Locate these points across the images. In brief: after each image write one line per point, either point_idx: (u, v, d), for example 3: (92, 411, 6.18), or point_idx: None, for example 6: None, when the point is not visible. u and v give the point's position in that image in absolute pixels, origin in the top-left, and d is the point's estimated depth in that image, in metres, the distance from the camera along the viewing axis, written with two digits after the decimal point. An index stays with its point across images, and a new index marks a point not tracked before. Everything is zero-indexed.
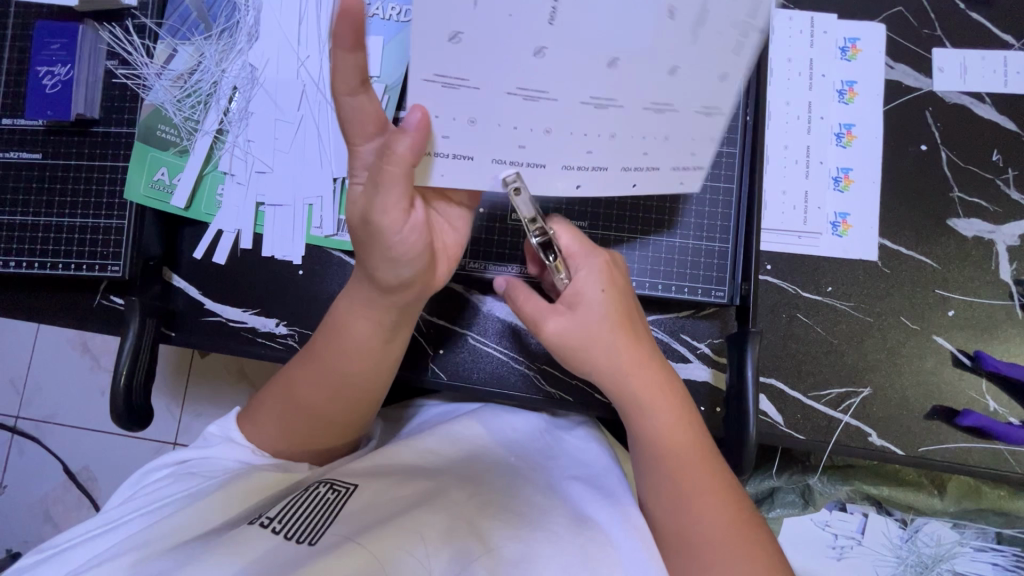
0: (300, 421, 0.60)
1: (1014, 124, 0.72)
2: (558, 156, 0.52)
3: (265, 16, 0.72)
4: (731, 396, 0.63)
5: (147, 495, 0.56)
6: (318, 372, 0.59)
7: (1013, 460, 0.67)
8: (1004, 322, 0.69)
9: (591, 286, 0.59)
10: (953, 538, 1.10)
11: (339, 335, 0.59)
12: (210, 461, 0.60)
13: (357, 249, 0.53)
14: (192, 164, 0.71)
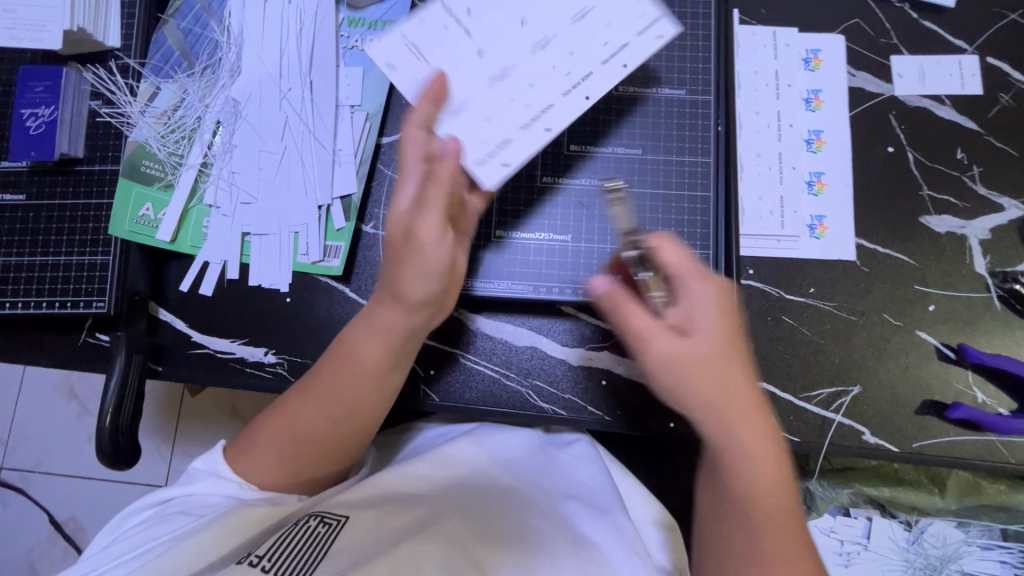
0: (303, 453, 0.60)
1: (974, 124, 0.74)
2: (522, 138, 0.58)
3: (247, 53, 0.74)
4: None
5: (137, 537, 0.56)
6: (319, 400, 0.59)
7: (1006, 451, 0.67)
8: (984, 313, 0.70)
9: (703, 321, 0.51)
10: (959, 538, 1.10)
11: (356, 361, 0.58)
12: (194, 500, 0.59)
13: (387, 267, 0.57)
14: (177, 198, 0.72)
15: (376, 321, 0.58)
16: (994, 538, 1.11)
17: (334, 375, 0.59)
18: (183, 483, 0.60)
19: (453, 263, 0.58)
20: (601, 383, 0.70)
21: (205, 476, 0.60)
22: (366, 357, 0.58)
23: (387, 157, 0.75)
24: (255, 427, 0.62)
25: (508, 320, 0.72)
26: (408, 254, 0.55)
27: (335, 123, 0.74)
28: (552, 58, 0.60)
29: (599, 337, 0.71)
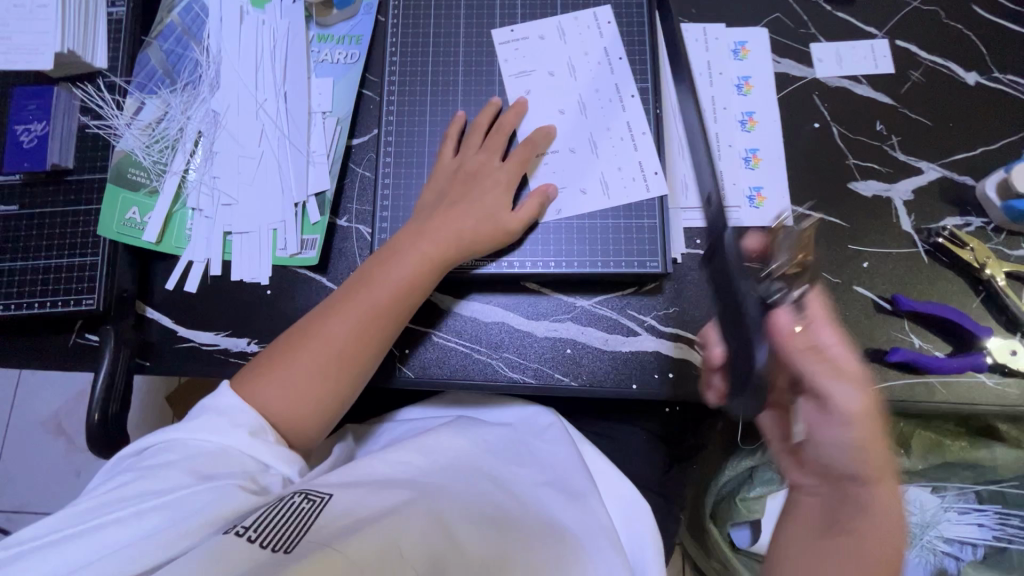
0: (342, 370, 0.67)
1: (890, 99, 0.82)
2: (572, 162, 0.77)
3: (225, 69, 0.81)
4: (724, 314, 0.53)
5: (130, 481, 0.55)
6: (353, 313, 0.68)
7: (945, 390, 0.72)
8: (913, 267, 0.76)
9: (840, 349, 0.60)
10: (935, 504, 1.14)
11: (402, 280, 0.69)
12: (193, 448, 0.58)
13: (457, 188, 0.74)
14: (162, 202, 0.77)
15: (414, 246, 0.71)
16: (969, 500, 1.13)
17: (381, 293, 0.69)
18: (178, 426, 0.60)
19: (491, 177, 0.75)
20: (566, 351, 0.75)
21: (203, 421, 0.60)
22: (414, 277, 0.70)
23: (357, 156, 0.81)
24: (276, 353, 0.67)
25: (477, 299, 0.77)
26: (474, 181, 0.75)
27: (308, 128, 0.81)
28: (597, 103, 0.79)
29: (562, 309, 0.76)
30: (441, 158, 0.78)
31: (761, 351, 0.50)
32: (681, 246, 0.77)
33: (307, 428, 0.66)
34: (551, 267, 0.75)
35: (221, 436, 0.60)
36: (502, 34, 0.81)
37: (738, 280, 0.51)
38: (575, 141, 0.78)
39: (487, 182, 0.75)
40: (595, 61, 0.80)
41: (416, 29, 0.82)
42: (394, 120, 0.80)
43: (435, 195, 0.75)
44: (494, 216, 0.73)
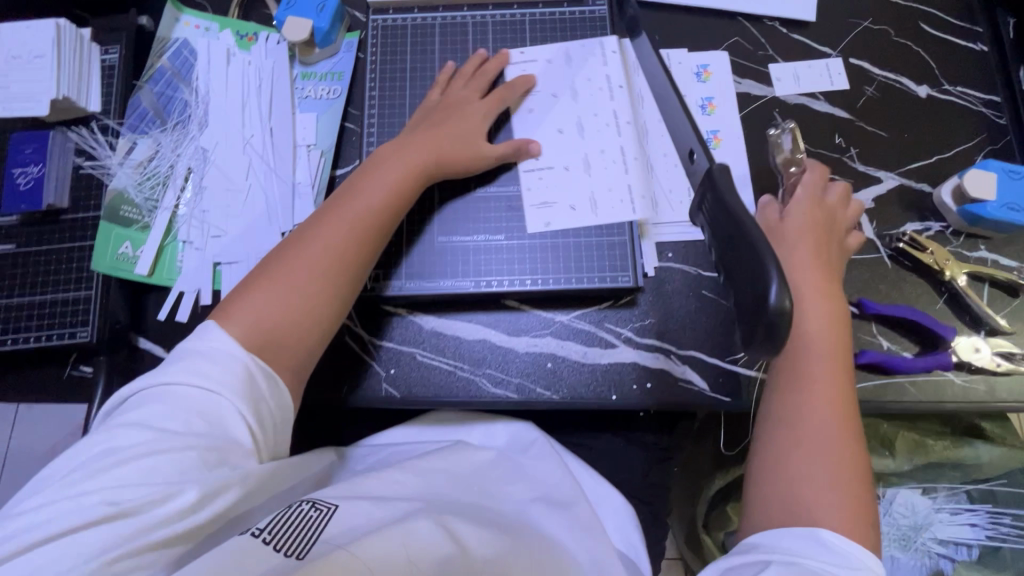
0: (328, 282, 0.68)
1: (847, 113, 0.86)
2: (567, 178, 0.81)
3: (213, 108, 0.86)
4: (724, 241, 0.47)
5: (119, 439, 0.56)
6: (326, 231, 0.70)
7: (914, 389, 0.74)
8: (878, 272, 0.79)
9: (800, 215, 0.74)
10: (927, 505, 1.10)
11: (380, 196, 0.73)
12: (193, 397, 0.58)
13: (432, 117, 0.79)
14: (154, 236, 0.80)
15: (385, 170, 0.74)
16: (960, 499, 1.09)
17: (361, 210, 0.71)
18: (167, 377, 0.59)
19: (466, 108, 0.80)
20: (546, 365, 0.77)
21: (191, 380, 0.59)
22: (394, 191, 0.73)
23: (341, 186, 0.85)
24: (264, 270, 0.68)
25: (460, 318, 0.79)
26: (448, 112, 0.80)
27: (294, 161, 0.85)
28: (599, 123, 0.82)
29: (541, 325, 0.79)
30: (426, 96, 0.83)
31: (774, 288, 0.40)
32: (654, 260, 0.80)
33: (293, 346, 0.66)
34: (528, 284, 0.78)
35: (206, 398, 0.58)
36: (511, 55, 0.86)
37: (732, 203, 0.46)
38: (570, 158, 0.81)
39: (465, 113, 0.79)
40: (598, 86, 0.84)
41: (394, 63, 0.86)
42: (375, 151, 0.84)
43: (416, 125, 0.80)
44: (472, 141, 0.78)
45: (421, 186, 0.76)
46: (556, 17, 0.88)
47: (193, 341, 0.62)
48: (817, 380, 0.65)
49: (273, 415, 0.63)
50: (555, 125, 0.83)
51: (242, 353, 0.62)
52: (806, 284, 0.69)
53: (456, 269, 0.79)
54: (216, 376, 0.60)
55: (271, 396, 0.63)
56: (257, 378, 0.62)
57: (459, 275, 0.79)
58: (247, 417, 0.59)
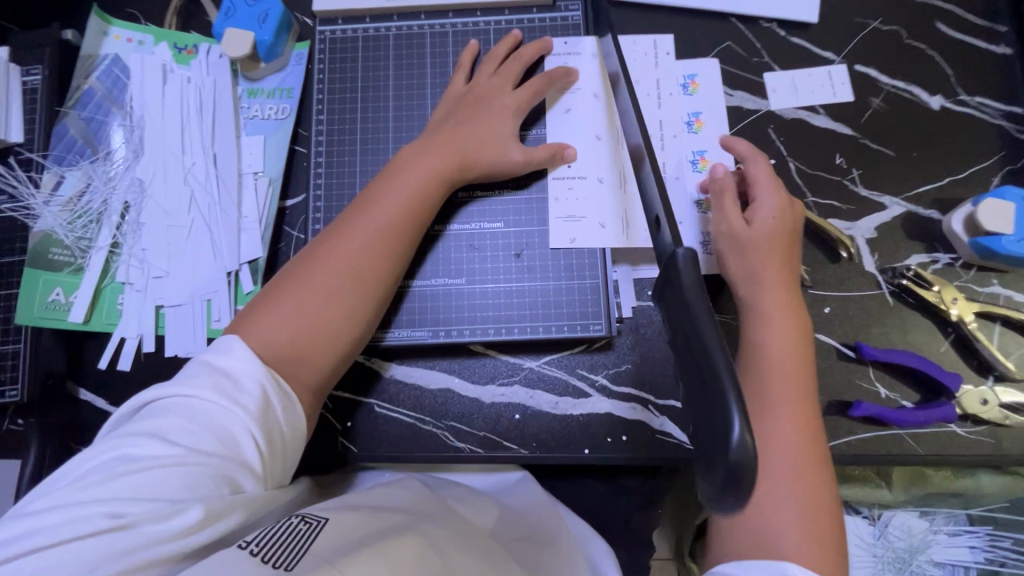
0: (347, 298, 0.64)
1: (849, 129, 0.78)
2: (596, 190, 0.73)
3: (148, 133, 0.78)
4: (682, 358, 0.46)
5: (132, 445, 0.52)
6: (353, 236, 0.65)
7: (914, 442, 0.69)
8: (878, 311, 0.72)
9: (766, 217, 0.67)
10: (924, 527, 1.09)
11: (402, 202, 0.67)
12: (201, 408, 0.55)
13: (462, 114, 0.72)
14: (88, 280, 0.74)
15: (413, 166, 0.69)
16: (959, 521, 1.09)
17: (380, 218, 0.66)
18: (186, 388, 0.56)
19: (500, 105, 0.72)
20: (514, 417, 0.72)
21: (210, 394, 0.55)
22: (416, 194, 0.68)
23: (292, 218, 0.78)
24: (279, 285, 0.64)
25: (420, 365, 0.73)
26: (479, 108, 0.72)
27: (239, 191, 0.77)
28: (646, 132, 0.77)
29: (508, 372, 0.73)
30: (451, 84, 0.75)
31: (736, 420, 0.39)
32: (631, 299, 0.73)
33: (312, 371, 0.63)
34: (490, 335, 0.70)
35: (224, 417, 0.55)
36: (554, 45, 0.78)
37: (696, 311, 0.45)
38: (603, 169, 0.74)
39: (496, 105, 0.72)
40: (646, 94, 0.79)
41: (343, 81, 0.78)
42: (323, 182, 0.75)
43: (443, 117, 0.72)
44: (498, 140, 0.71)
45: (449, 187, 0.70)
46: (526, 25, 0.79)
47: (213, 352, 0.59)
48: (776, 390, 0.61)
49: (287, 440, 0.59)
50: (591, 127, 0.75)
51: (263, 376, 0.57)
52: (771, 285, 0.65)
53: (411, 317, 0.71)
54: (237, 395, 0.56)
55: (287, 422, 0.59)
56: (274, 396, 0.58)
57: (415, 324, 0.71)
58: (260, 442, 0.56)
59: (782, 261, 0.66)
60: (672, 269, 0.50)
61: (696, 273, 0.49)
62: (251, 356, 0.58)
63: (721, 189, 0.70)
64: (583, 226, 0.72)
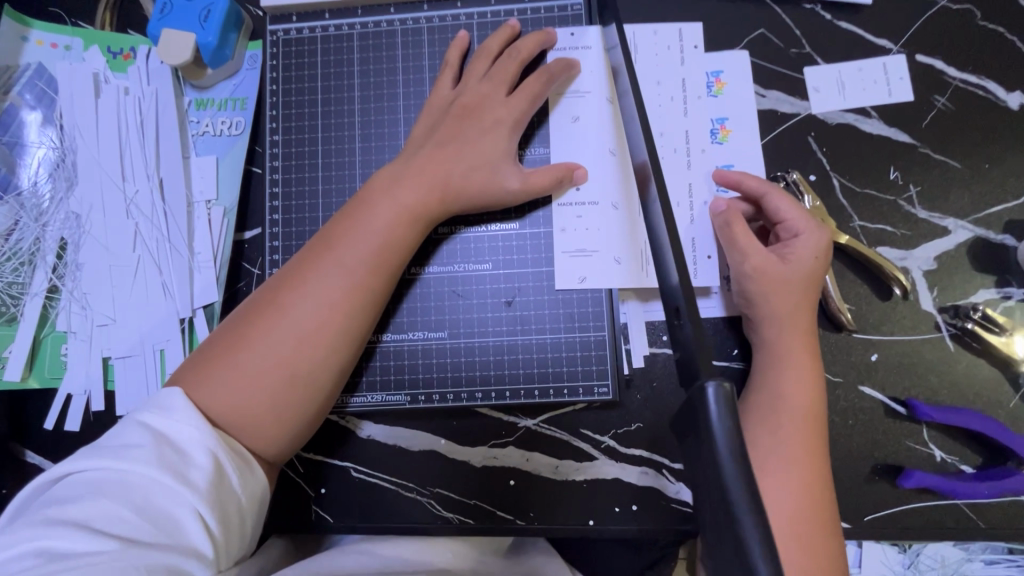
0: (290, 368, 0.52)
1: (907, 136, 0.65)
2: (607, 217, 0.61)
3: (81, 157, 0.68)
4: (705, 522, 0.33)
5: (48, 537, 0.41)
6: (322, 272, 0.54)
7: (972, 512, 0.59)
8: (935, 357, 0.61)
9: (801, 251, 0.56)
10: (960, 556, 0.90)
11: (372, 243, 0.55)
12: (138, 488, 0.44)
13: (448, 127, 0.59)
14: (24, 331, 0.66)
15: (396, 184, 0.57)
16: (998, 551, 0.89)
17: (336, 267, 0.54)
18: (118, 459, 0.45)
19: (493, 114, 0.60)
20: (508, 483, 0.63)
21: (148, 466, 0.45)
22: (382, 237, 0.55)
23: (251, 253, 0.68)
24: (214, 347, 0.53)
25: (401, 425, 0.64)
26: (469, 119, 0.59)
27: (190, 224, 0.67)
28: (666, 143, 0.65)
29: (502, 433, 0.63)
30: (435, 92, 0.62)
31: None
32: (644, 347, 0.62)
33: (262, 449, 0.52)
34: (478, 397, 0.61)
35: (167, 494, 0.44)
36: (558, 36, 0.64)
37: (730, 482, 0.30)
38: (617, 192, 0.62)
39: (487, 121, 0.59)
40: (668, 94, 0.66)
41: (301, 95, 0.66)
42: (281, 215, 0.65)
43: (423, 136, 0.60)
44: (494, 158, 0.59)
45: (423, 227, 0.58)
46: (518, 16, 0.66)
47: (152, 413, 0.48)
48: (781, 436, 0.52)
49: (246, 516, 0.49)
50: (603, 139, 0.63)
51: (212, 442, 0.48)
52: (783, 317, 0.55)
53: (387, 378, 0.62)
54: (182, 465, 0.46)
55: (245, 495, 0.49)
56: (229, 475, 0.48)
57: (390, 386, 0.62)
58: (212, 522, 0.45)
59: (799, 288, 0.55)
60: (698, 408, 0.33)
61: (734, 421, 0.32)
62: (197, 419, 0.48)
63: (728, 220, 0.58)
64: (594, 263, 0.61)
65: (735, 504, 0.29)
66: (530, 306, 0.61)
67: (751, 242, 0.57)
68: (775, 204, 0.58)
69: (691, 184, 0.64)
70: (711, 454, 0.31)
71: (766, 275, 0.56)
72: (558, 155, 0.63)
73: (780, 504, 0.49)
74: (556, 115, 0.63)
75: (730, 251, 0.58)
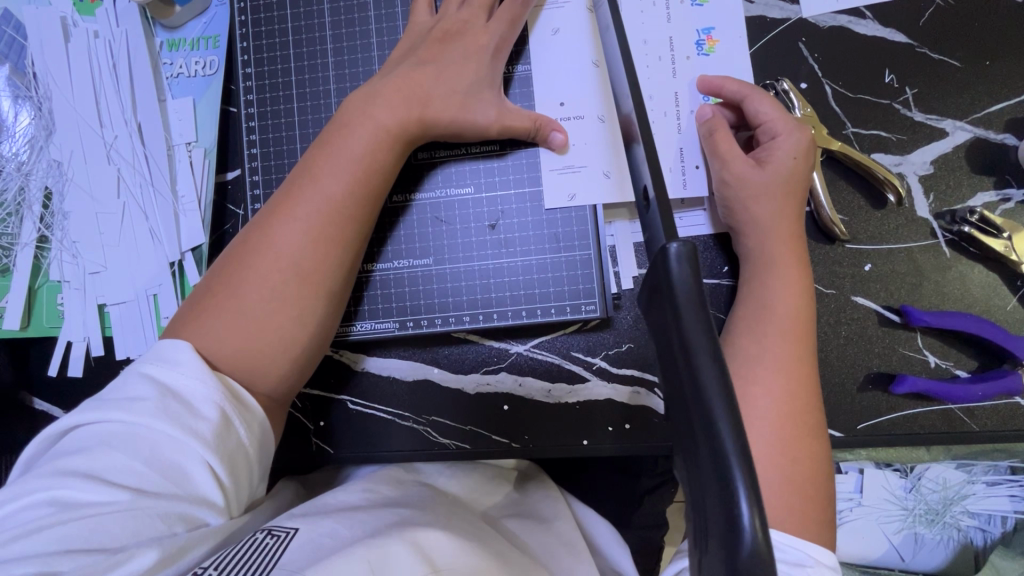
0: (293, 304, 0.52)
1: (904, 36, 0.61)
2: (592, 129, 0.60)
3: (57, 105, 0.67)
4: (672, 395, 0.32)
5: (62, 487, 0.43)
6: (301, 205, 0.53)
7: (966, 416, 0.59)
8: (931, 265, 0.60)
9: (781, 156, 0.55)
10: (961, 479, 0.83)
11: (350, 173, 0.54)
12: (146, 439, 0.45)
13: (424, 46, 0.57)
14: (19, 281, 0.67)
15: (369, 110, 0.55)
16: (1001, 470, 0.82)
17: (320, 198, 0.53)
18: (125, 411, 0.45)
19: (469, 31, 0.57)
20: (502, 407, 0.64)
21: (155, 420, 0.45)
22: (365, 163, 0.54)
23: (235, 195, 0.67)
24: (210, 292, 0.52)
25: (394, 355, 0.65)
26: (446, 36, 0.57)
27: (171, 167, 0.67)
28: (650, 55, 0.62)
29: (494, 358, 0.64)
30: (413, 20, 0.60)
31: (745, 513, 0.26)
32: (632, 268, 0.62)
33: (263, 390, 0.52)
34: (466, 322, 0.61)
35: (175, 446, 0.45)
36: None
37: (696, 345, 0.29)
38: (603, 103, 0.60)
39: (471, 45, 0.57)
40: (651, 3, 0.63)
41: (270, 26, 0.64)
42: (260, 152, 0.64)
43: (399, 57, 0.58)
44: (472, 79, 0.57)
45: (403, 150, 0.56)
46: None
47: (155, 364, 0.48)
48: (765, 345, 0.51)
49: (254, 463, 0.50)
50: (584, 53, 0.60)
51: (217, 394, 0.47)
52: (766, 223, 0.55)
53: (377, 308, 0.62)
54: (190, 418, 0.45)
55: (253, 443, 0.49)
56: (233, 419, 0.48)
57: (379, 315, 0.62)
58: (221, 472, 0.46)
59: (779, 192, 0.55)
60: (660, 268, 0.33)
61: (697, 277, 0.32)
62: (201, 370, 0.47)
63: (711, 128, 0.58)
64: (579, 177, 0.60)
65: (702, 373, 0.29)
66: (515, 227, 0.61)
67: (731, 148, 0.57)
68: (756, 109, 0.57)
69: (675, 95, 0.62)
70: (675, 311, 0.31)
71: (742, 180, 0.56)
72: (539, 74, 0.61)
73: (761, 415, 0.49)
74: (535, 32, 0.61)
75: (713, 159, 0.58)
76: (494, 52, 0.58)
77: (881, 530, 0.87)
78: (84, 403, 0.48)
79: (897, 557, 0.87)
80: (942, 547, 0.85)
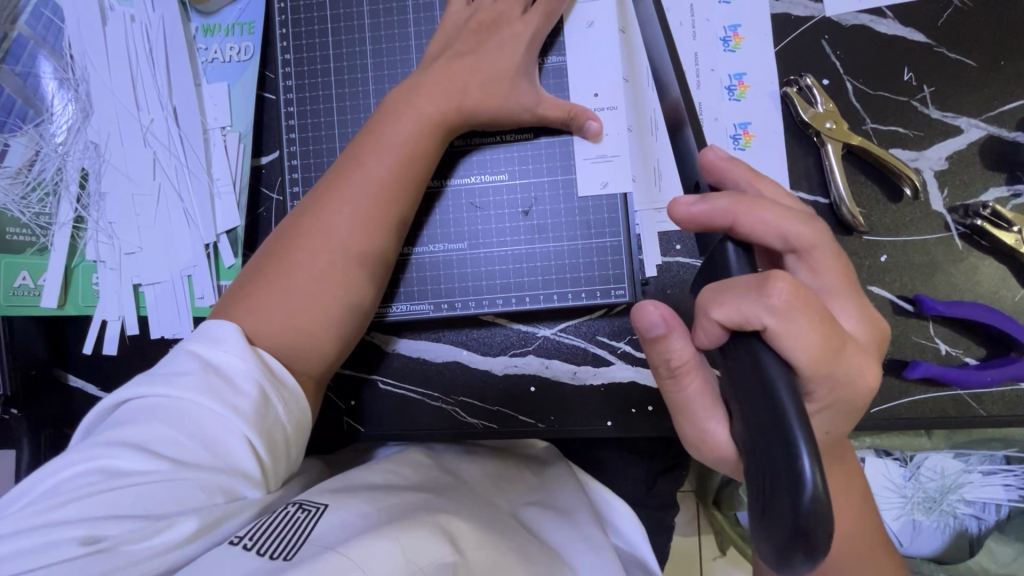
0: (340, 285, 0.54)
1: (923, 35, 0.64)
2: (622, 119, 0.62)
3: (94, 87, 0.68)
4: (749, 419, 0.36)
5: (108, 457, 0.43)
6: (348, 190, 0.54)
7: (972, 401, 0.62)
8: (944, 256, 0.63)
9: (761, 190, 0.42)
10: (958, 468, 0.86)
11: (394, 158, 0.55)
12: (187, 413, 0.45)
13: (468, 35, 0.59)
14: (56, 260, 0.69)
15: (413, 97, 0.57)
16: (997, 460, 0.85)
17: (368, 182, 0.55)
18: (171, 386, 0.46)
19: (509, 24, 0.59)
20: (529, 389, 0.66)
21: (198, 394, 0.45)
22: (409, 149, 0.56)
23: (269, 179, 0.69)
24: (260, 272, 0.54)
25: (425, 337, 0.67)
26: (491, 29, 0.59)
27: (206, 150, 0.68)
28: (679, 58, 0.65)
29: (522, 340, 0.66)
30: (449, 10, 0.61)
31: (807, 469, 0.32)
32: (656, 257, 0.64)
33: (307, 369, 0.54)
34: (499, 305, 0.63)
35: (216, 420, 0.45)
36: None
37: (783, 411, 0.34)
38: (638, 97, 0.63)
39: (507, 35, 0.59)
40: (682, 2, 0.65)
41: (309, 14, 0.66)
42: (297, 136, 0.66)
43: (440, 49, 0.60)
44: (511, 74, 0.58)
45: (443, 137, 0.58)
46: None
47: (200, 343, 0.49)
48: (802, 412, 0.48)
49: (291, 441, 0.50)
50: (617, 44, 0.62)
51: (258, 371, 0.48)
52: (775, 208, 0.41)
53: (412, 289, 0.64)
54: (232, 395, 0.46)
55: (291, 422, 0.50)
56: (274, 400, 0.49)
57: (414, 297, 0.64)
58: (260, 448, 0.46)
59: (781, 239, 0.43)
60: (719, 260, 0.42)
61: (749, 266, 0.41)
62: (243, 349, 0.48)
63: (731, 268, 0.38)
64: (614, 168, 0.62)
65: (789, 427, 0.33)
66: (548, 214, 0.63)
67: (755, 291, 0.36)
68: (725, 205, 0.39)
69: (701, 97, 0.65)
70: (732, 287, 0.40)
71: (718, 177, 0.42)
72: (574, 65, 0.62)
73: None
74: (571, 24, 0.62)
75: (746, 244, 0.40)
76: (531, 45, 0.59)
77: (882, 517, 0.90)
78: (134, 378, 0.48)
79: (896, 543, 0.90)
80: (938, 533, 0.88)
